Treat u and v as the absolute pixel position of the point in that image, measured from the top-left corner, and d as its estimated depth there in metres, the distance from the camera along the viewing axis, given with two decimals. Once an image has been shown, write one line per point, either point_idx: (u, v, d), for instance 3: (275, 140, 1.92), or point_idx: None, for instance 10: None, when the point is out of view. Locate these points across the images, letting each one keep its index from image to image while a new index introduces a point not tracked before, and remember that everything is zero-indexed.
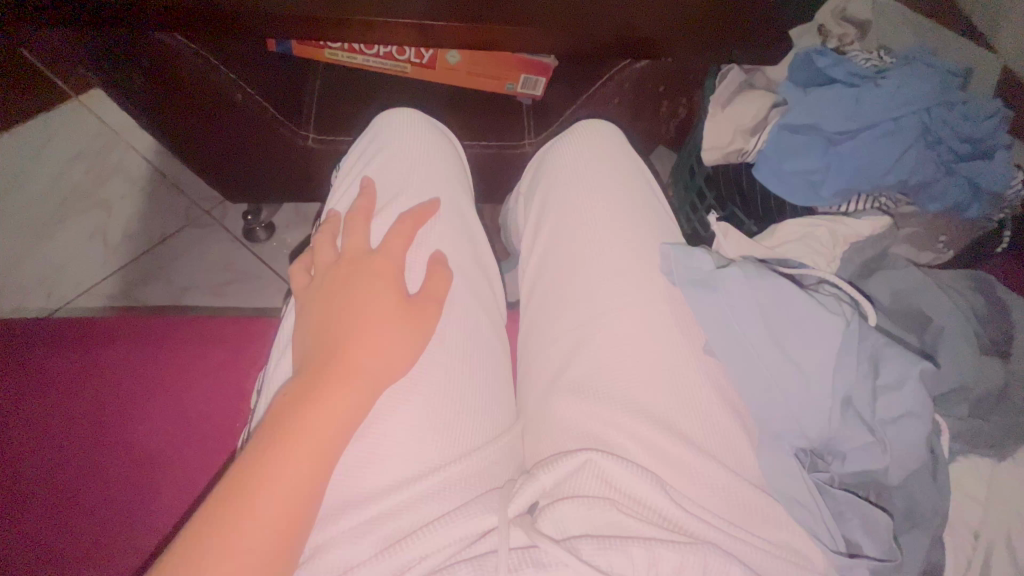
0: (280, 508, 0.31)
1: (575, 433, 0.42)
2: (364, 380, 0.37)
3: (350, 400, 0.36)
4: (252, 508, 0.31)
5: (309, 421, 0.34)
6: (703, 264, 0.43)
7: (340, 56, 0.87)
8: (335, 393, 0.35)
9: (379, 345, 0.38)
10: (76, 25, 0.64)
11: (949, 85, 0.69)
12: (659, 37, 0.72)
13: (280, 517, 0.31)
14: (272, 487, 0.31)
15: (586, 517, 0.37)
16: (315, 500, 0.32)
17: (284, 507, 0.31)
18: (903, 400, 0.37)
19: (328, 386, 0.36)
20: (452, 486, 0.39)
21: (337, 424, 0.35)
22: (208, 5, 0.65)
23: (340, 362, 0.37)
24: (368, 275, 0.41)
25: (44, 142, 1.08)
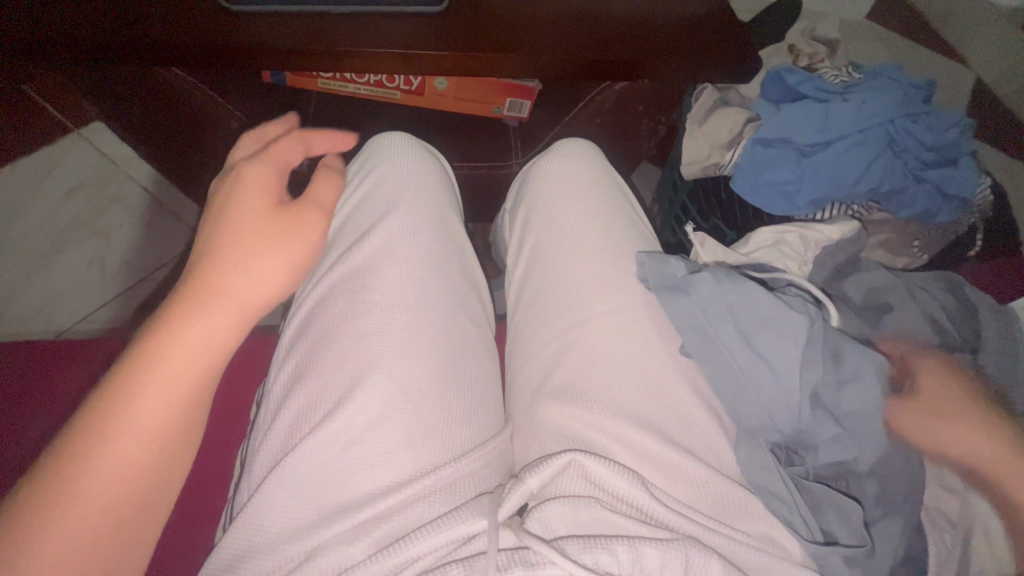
0: (155, 414, 0.35)
1: (562, 436, 0.44)
2: (235, 299, 0.39)
3: (221, 317, 0.38)
4: (124, 413, 0.34)
5: (180, 339, 0.37)
6: (675, 270, 0.46)
7: (334, 85, 0.91)
8: (205, 312, 0.38)
9: (251, 265, 0.40)
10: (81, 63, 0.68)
11: (913, 97, 0.73)
12: (633, 61, 0.76)
13: (156, 426, 0.35)
14: (144, 400, 0.35)
15: (572, 517, 0.39)
16: (188, 414, 0.36)
17: (157, 417, 0.35)
18: (874, 396, 0.39)
19: (198, 305, 0.38)
20: (443, 489, 0.40)
21: (209, 341, 0.37)
22: (205, 43, 0.69)
23: (213, 280, 0.39)
24: (242, 190, 0.42)
25: (44, 175, 1.10)
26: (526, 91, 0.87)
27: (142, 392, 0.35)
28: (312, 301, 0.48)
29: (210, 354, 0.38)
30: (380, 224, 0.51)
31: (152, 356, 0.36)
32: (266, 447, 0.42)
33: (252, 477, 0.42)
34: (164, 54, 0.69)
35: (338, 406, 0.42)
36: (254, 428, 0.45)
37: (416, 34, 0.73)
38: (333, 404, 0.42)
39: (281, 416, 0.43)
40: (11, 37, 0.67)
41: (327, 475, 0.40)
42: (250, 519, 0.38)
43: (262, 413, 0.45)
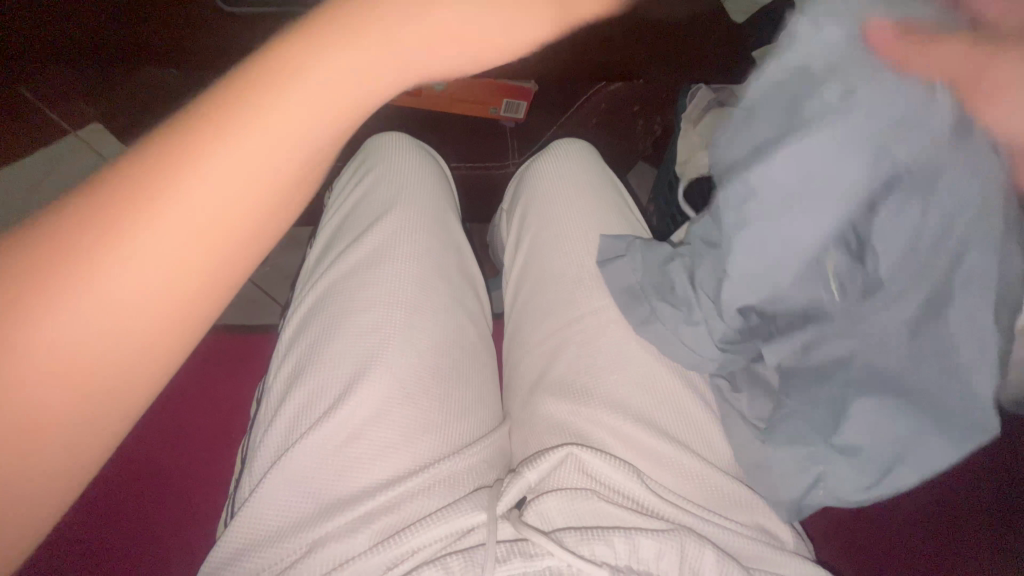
0: (201, 213, 0.24)
1: (559, 431, 0.44)
2: (337, 89, 0.26)
3: (314, 105, 0.26)
4: (164, 194, 0.24)
5: (257, 119, 0.25)
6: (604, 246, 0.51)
7: None
8: (290, 88, 0.25)
9: (362, 39, 0.26)
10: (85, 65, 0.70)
11: None
12: (629, 62, 0.77)
13: (204, 228, 0.25)
14: (195, 185, 0.24)
15: (569, 509, 0.39)
16: (244, 223, 0.26)
17: (206, 215, 0.24)
18: (877, 270, 0.35)
19: (269, 73, 0.25)
20: (443, 483, 0.41)
21: (286, 139, 0.25)
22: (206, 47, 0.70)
23: (302, 43, 0.26)
24: None
25: (43, 177, 1.10)
26: (523, 92, 0.88)
27: (175, 207, 0.24)
28: (310, 300, 0.49)
29: (283, 172, 0.26)
30: (379, 223, 0.51)
31: (178, 176, 0.24)
32: (267, 444, 0.43)
33: (253, 473, 0.42)
34: (163, 55, 0.70)
35: (338, 401, 0.42)
36: (256, 425, 0.46)
37: None
38: (333, 399, 0.43)
39: (281, 413, 0.44)
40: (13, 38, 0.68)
41: (328, 469, 0.40)
42: (251, 513, 0.39)
43: (264, 410, 0.45)
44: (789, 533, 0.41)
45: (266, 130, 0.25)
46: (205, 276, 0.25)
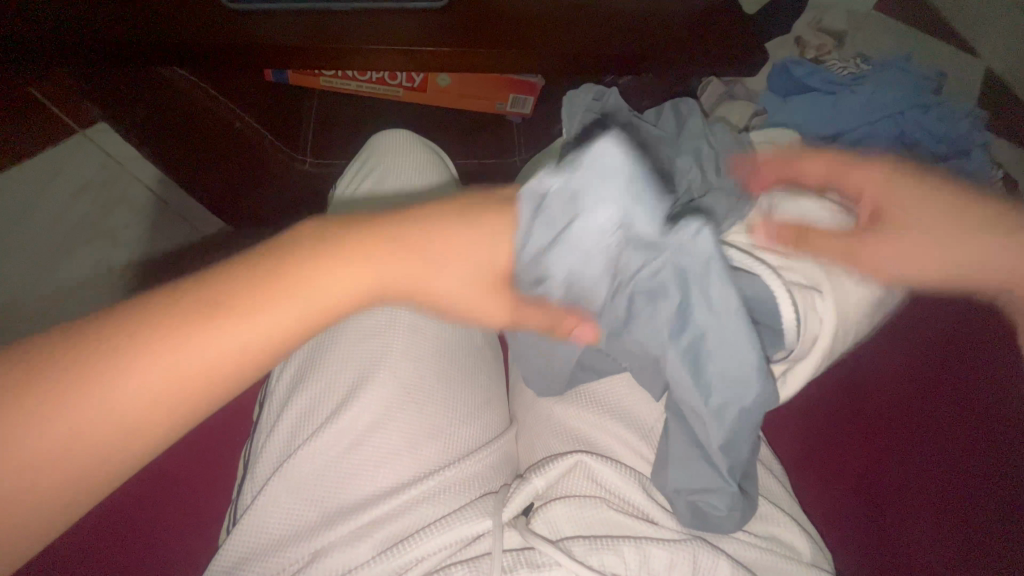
0: (174, 377, 0.26)
1: (566, 436, 0.43)
2: (330, 305, 0.31)
3: (297, 313, 0.30)
4: (157, 352, 0.26)
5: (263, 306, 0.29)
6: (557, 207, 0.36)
7: (335, 82, 0.91)
8: (296, 295, 0.30)
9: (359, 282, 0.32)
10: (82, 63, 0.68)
11: (922, 89, 0.71)
12: (638, 54, 0.75)
13: (168, 392, 0.26)
14: (180, 351, 0.26)
15: (578, 517, 0.38)
16: (206, 394, 0.27)
17: (177, 379, 0.26)
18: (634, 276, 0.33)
19: (290, 279, 0.30)
20: (448, 489, 0.40)
21: (272, 330, 0.29)
22: (207, 42, 0.69)
23: (317, 270, 0.31)
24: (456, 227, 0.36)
25: (50, 176, 1.11)
26: (529, 87, 0.87)
27: (162, 360, 0.26)
28: None
29: (253, 358, 0.28)
30: None
31: (161, 342, 0.26)
32: (269, 449, 0.42)
33: (255, 479, 0.42)
34: (168, 54, 0.69)
35: (340, 407, 0.42)
36: (259, 429, 0.45)
37: (420, 29, 0.72)
38: (336, 405, 0.42)
39: (284, 418, 0.43)
40: (12, 36, 0.66)
41: (330, 477, 0.40)
42: (253, 521, 0.38)
43: (267, 414, 0.45)
44: (806, 544, 0.39)
45: (271, 316, 0.29)
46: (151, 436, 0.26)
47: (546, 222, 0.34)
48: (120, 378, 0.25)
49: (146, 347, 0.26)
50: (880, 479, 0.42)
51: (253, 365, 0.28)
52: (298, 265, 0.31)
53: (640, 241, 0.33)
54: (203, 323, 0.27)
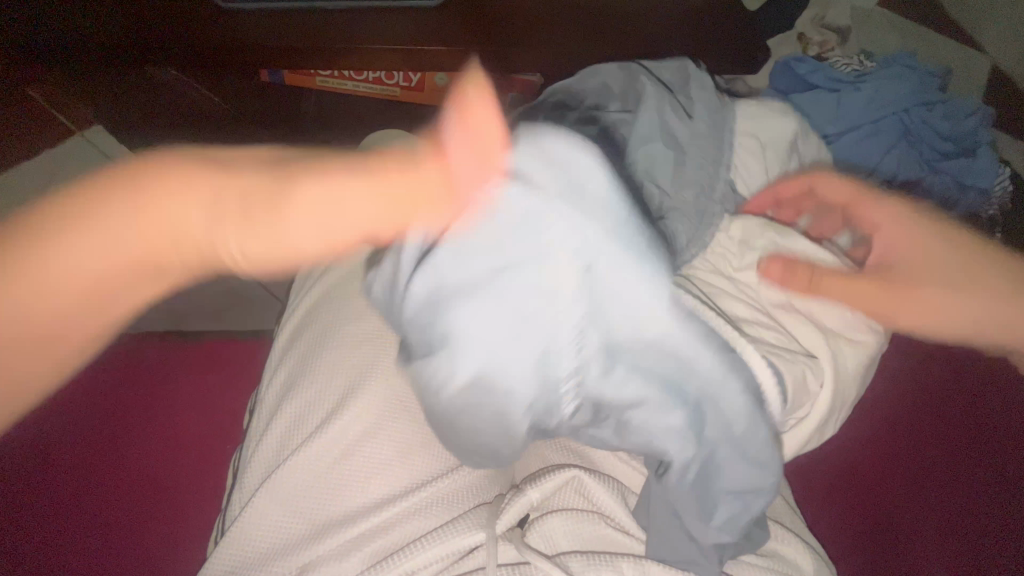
0: (75, 274, 0.26)
1: (562, 446, 0.42)
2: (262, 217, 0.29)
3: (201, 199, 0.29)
4: (50, 250, 0.26)
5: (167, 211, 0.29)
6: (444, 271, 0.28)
7: (329, 83, 0.87)
8: (191, 187, 0.29)
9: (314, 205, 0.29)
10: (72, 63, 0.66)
11: (928, 86, 0.70)
12: (639, 52, 0.73)
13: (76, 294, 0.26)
14: (79, 248, 0.26)
15: (575, 532, 0.37)
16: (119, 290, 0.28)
17: (83, 282, 0.26)
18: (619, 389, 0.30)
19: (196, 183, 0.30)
20: (441, 501, 0.39)
21: (177, 220, 0.29)
22: (200, 45, 0.67)
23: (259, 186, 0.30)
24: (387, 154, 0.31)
25: (46, 177, 1.10)
26: (528, 86, 0.86)
27: (52, 258, 0.26)
28: (304, 309, 0.47)
29: (150, 262, 0.28)
30: None
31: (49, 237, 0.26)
32: (258, 459, 0.41)
33: (244, 489, 0.41)
34: (153, 56, 0.67)
35: (329, 417, 0.40)
36: (248, 439, 0.44)
37: (417, 29, 0.71)
38: (326, 414, 0.41)
39: (273, 427, 0.42)
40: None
41: (319, 489, 0.39)
42: (241, 534, 0.38)
43: (257, 422, 0.44)
44: (809, 560, 0.39)
45: (171, 204, 0.29)
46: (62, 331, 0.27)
47: (484, 299, 0.27)
48: (69, 253, 0.26)
49: (67, 238, 0.26)
50: (891, 504, 0.47)
51: (204, 270, 0.31)
52: (272, 195, 0.30)
53: (622, 345, 0.28)
54: (107, 214, 0.28)
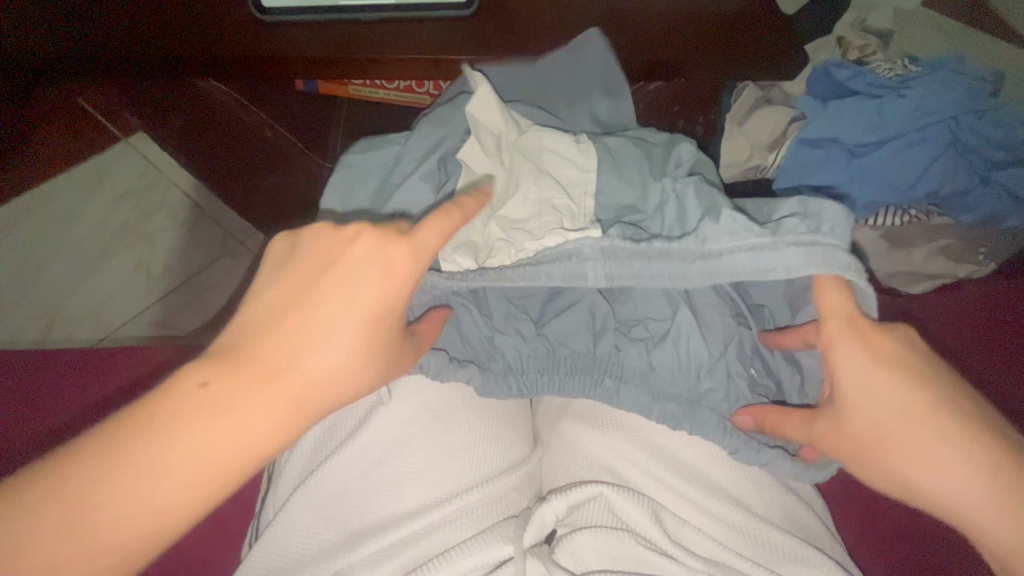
0: (220, 450, 0.32)
1: (587, 462, 0.42)
2: (276, 383, 0.34)
3: (195, 465, 0.32)
4: (176, 444, 0.31)
5: (209, 400, 0.32)
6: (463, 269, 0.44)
7: (363, 91, 0.90)
8: (175, 403, 0.32)
9: (314, 336, 0.35)
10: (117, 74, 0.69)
11: (979, 92, 0.64)
12: (674, 60, 0.73)
13: (187, 482, 0.31)
14: (161, 458, 0.31)
15: (605, 550, 0.37)
16: (218, 477, 0.32)
17: (191, 472, 0.31)
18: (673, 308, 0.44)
19: (224, 379, 0.33)
20: (471, 514, 0.39)
21: (228, 436, 0.32)
22: (240, 55, 0.70)
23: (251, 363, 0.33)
24: (287, 332, 0.34)
25: (95, 180, 1.15)
26: None
27: (174, 417, 0.32)
28: None
29: (220, 474, 0.32)
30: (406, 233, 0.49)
31: (138, 440, 0.31)
32: (291, 468, 0.43)
33: (278, 496, 0.42)
34: (201, 69, 0.70)
35: (364, 423, 0.42)
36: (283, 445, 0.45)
37: (450, 38, 0.72)
38: (359, 421, 0.42)
39: (307, 435, 0.43)
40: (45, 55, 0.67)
41: (351, 497, 0.40)
42: (275, 539, 0.39)
43: None
44: None
45: (185, 445, 0.31)
46: (197, 495, 0.32)
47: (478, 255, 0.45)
48: (173, 443, 0.31)
49: (159, 439, 0.31)
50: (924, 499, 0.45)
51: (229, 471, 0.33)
52: (251, 358, 0.34)
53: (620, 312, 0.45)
54: (152, 451, 0.31)
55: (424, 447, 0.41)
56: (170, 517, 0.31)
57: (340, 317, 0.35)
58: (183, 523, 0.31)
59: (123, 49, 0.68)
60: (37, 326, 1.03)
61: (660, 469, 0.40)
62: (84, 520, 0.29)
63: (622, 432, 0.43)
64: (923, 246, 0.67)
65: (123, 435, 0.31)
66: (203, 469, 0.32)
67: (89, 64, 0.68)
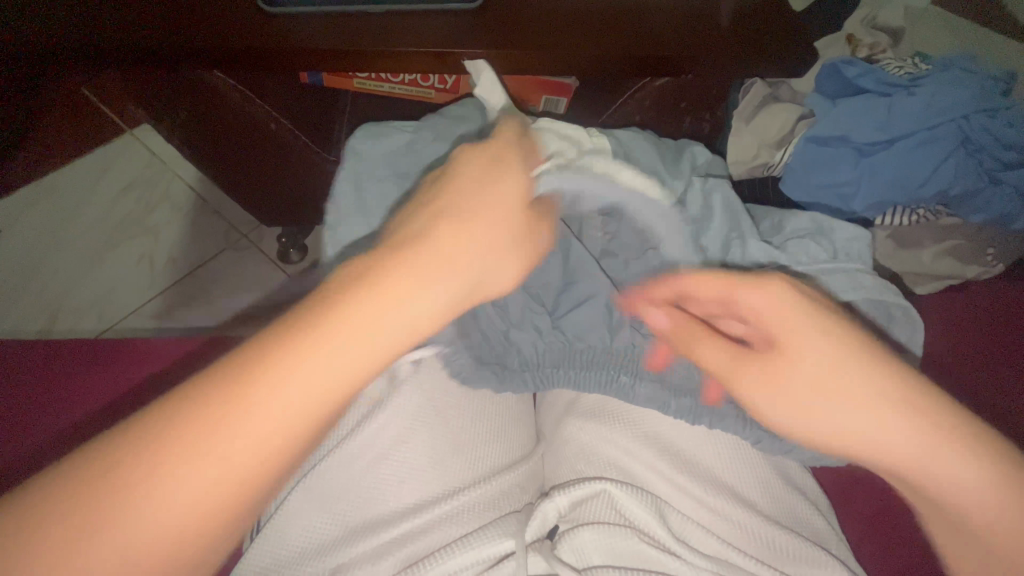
0: (291, 417, 0.26)
1: (591, 457, 0.42)
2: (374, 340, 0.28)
3: (281, 424, 0.26)
4: (252, 407, 0.26)
5: (306, 352, 0.27)
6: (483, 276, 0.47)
7: (368, 85, 0.90)
8: (267, 354, 0.27)
9: (429, 279, 0.31)
10: (118, 64, 0.68)
11: (992, 91, 0.63)
12: (681, 56, 0.72)
13: (254, 452, 0.26)
14: (240, 416, 0.26)
15: (607, 546, 0.36)
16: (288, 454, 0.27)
17: (259, 443, 0.26)
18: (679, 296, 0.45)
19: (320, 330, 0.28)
20: (473, 509, 0.39)
21: (306, 396, 0.27)
22: (241, 47, 0.69)
23: (356, 299, 0.29)
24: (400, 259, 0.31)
25: (100, 172, 1.15)
26: (564, 88, 0.85)
27: (261, 374, 0.26)
28: None
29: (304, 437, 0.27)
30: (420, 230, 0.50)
31: (221, 401, 0.26)
32: None
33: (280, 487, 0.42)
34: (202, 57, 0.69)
35: (366, 417, 0.42)
36: None
37: (455, 32, 0.71)
38: (362, 414, 0.43)
39: None
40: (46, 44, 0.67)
41: (353, 490, 0.40)
42: (277, 531, 0.38)
43: None
44: None
45: (268, 409, 0.26)
46: (273, 466, 0.26)
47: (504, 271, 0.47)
48: (251, 412, 0.26)
49: (235, 403, 0.26)
50: None
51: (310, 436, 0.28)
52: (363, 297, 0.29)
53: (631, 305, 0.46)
54: (244, 400, 0.26)
55: (428, 442, 0.41)
56: (259, 464, 0.26)
57: (455, 252, 0.32)
58: (272, 473, 0.26)
59: (127, 38, 0.68)
60: (41, 317, 1.03)
61: (665, 466, 0.40)
62: (183, 473, 0.24)
63: (626, 428, 0.42)
64: (931, 246, 0.65)
65: (214, 382, 0.26)
66: (306, 408, 0.27)
67: (90, 54, 0.67)
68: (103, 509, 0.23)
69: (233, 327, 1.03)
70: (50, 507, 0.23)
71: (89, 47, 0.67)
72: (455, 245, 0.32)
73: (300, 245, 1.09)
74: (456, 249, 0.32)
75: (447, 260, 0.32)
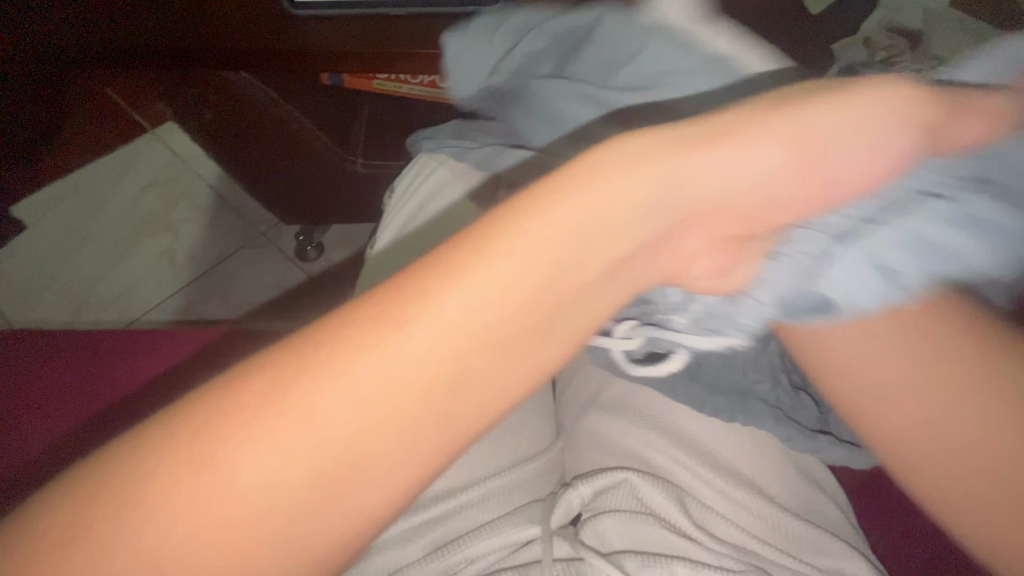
0: (403, 388, 0.27)
1: (613, 449, 0.43)
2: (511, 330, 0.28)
3: (393, 393, 0.27)
4: (383, 364, 0.27)
5: (447, 322, 0.27)
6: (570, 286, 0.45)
7: (387, 86, 0.91)
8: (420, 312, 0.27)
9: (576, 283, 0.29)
10: (145, 63, 0.70)
11: None
12: None
13: (360, 419, 0.27)
14: (368, 375, 0.27)
15: (630, 533, 0.37)
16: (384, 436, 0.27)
17: (372, 410, 0.27)
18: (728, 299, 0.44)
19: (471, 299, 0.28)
20: (497, 497, 0.40)
21: (428, 372, 0.27)
22: (265, 48, 0.71)
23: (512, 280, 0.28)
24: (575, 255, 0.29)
25: (122, 170, 1.18)
26: None
27: (401, 334, 0.27)
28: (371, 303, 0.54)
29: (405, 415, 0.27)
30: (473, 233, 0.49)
31: (364, 344, 0.27)
32: None
33: None
34: (226, 58, 0.71)
35: None
36: None
37: None
38: None
39: None
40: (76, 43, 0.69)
41: None
42: None
43: None
44: None
45: (393, 367, 0.27)
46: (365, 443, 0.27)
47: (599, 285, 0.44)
48: (381, 366, 0.27)
49: (372, 359, 0.27)
50: None
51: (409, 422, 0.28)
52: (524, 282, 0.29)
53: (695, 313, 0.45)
54: (378, 355, 0.27)
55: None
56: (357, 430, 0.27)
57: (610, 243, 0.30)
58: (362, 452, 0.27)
59: (156, 40, 0.70)
60: (65, 310, 1.06)
61: (687, 457, 0.41)
62: (330, 391, 0.26)
63: (648, 421, 0.43)
64: None
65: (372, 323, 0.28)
66: (458, 341, 0.27)
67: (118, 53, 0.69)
68: (271, 401, 0.26)
69: (251, 322, 1.05)
70: (257, 375, 0.27)
71: (117, 47, 0.69)
72: (682, 176, 0.31)
73: (316, 243, 1.11)
74: (673, 180, 0.31)
75: (654, 190, 0.30)
